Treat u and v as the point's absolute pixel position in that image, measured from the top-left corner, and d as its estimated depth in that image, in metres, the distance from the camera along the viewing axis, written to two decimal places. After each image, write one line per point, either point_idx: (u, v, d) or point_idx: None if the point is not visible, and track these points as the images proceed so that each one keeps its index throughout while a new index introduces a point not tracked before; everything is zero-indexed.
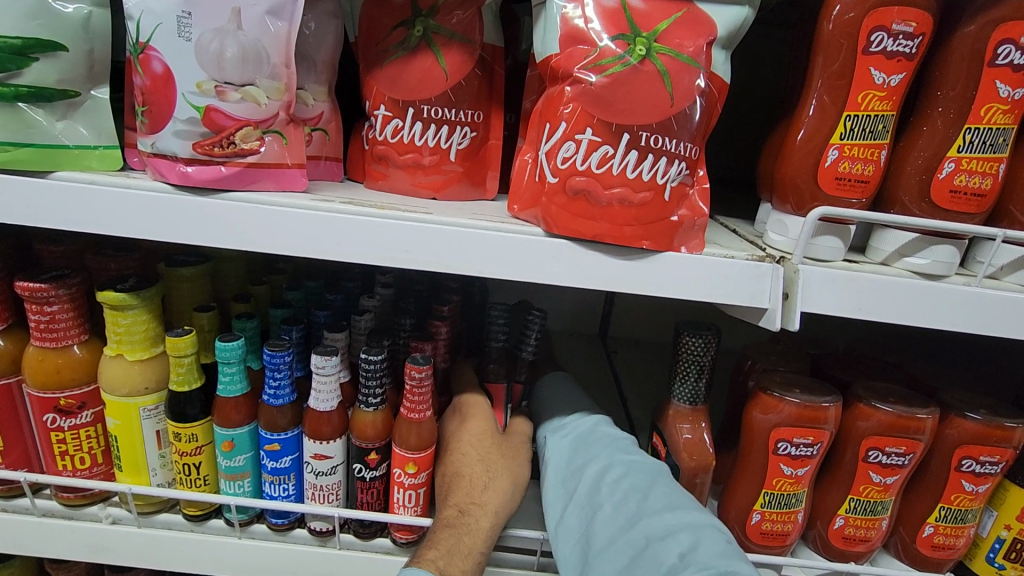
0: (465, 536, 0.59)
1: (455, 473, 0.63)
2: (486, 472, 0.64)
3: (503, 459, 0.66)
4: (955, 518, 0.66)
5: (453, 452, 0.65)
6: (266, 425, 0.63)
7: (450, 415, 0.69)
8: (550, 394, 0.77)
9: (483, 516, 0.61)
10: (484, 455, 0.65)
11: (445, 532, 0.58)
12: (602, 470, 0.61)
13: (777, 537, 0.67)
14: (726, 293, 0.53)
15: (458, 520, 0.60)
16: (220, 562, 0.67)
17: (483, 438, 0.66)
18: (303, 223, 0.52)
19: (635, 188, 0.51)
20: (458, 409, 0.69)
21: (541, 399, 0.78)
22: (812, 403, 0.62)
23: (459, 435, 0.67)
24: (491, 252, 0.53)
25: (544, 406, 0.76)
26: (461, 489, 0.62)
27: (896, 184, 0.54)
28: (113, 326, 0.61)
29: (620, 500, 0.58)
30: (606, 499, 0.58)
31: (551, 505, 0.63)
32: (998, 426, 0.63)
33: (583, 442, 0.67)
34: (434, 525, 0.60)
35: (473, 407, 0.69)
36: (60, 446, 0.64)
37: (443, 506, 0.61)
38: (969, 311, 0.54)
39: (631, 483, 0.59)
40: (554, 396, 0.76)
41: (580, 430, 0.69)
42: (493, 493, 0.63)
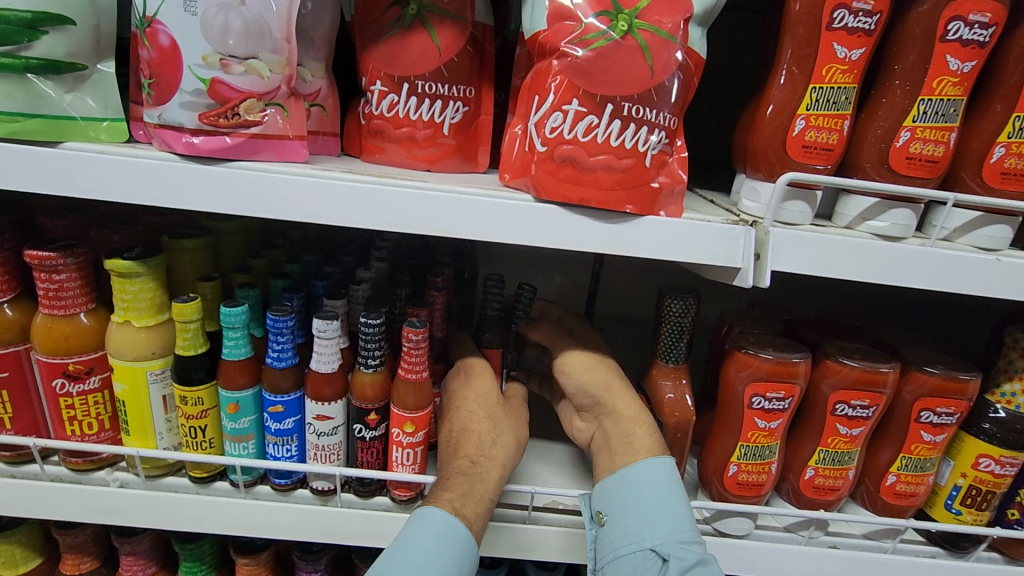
0: (478, 484, 0.63)
1: (463, 428, 0.67)
2: (492, 428, 0.68)
3: (507, 419, 0.70)
4: (916, 467, 0.72)
5: (460, 407, 0.69)
6: (269, 387, 0.66)
7: (454, 374, 0.73)
8: (657, 490, 0.63)
9: (493, 468, 0.65)
10: (490, 413, 0.69)
11: (459, 477, 0.62)
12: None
13: (753, 487, 0.72)
14: (703, 254, 0.57)
15: (471, 469, 0.63)
16: (226, 521, 0.70)
17: (490, 398, 0.70)
18: (306, 190, 0.55)
19: (618, 155, 0.55)
20: (462, 369, 0.73)
21: (643, 493, 0.63)
22: (783, 359, 0.67)
23: (465, 393, 0.70)
24: (485, 217, 0.57)
25: (653, 512, 0.62)
26: (472, 442, 0.65)
27: (858, 152, 0.59)
28: (121, 294, 0.63)
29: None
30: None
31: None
32: (954, 379, 0.68)
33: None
34: (448, 472, 0.63)
35: (478, 368, 0.73)
36: (69, 412, 0.67)
37: (456, 456, 0.64)
38: (924, 269, 0.58)
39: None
40: (666, 507, 0.62)
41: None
42: (500, 448, 0.67)
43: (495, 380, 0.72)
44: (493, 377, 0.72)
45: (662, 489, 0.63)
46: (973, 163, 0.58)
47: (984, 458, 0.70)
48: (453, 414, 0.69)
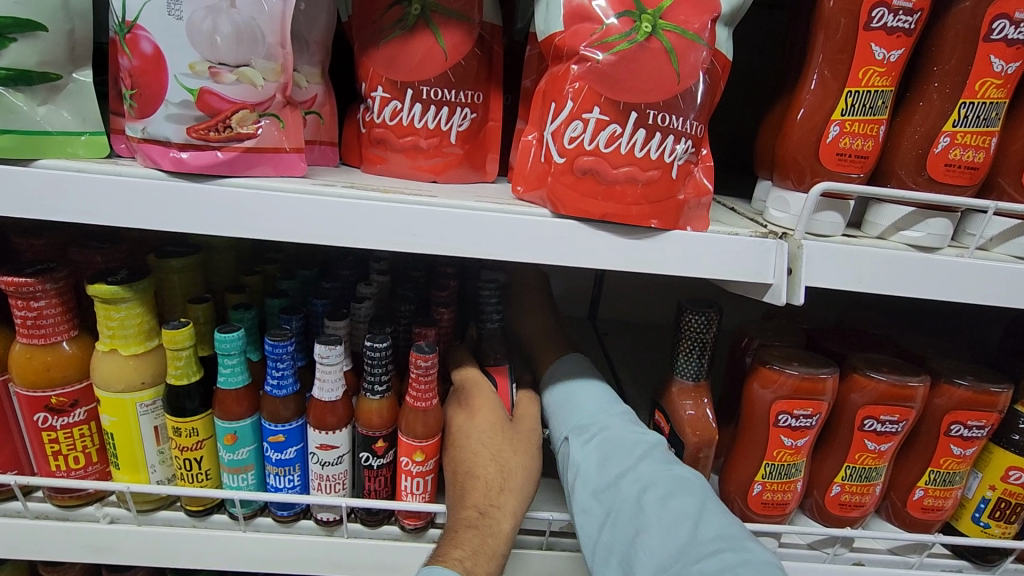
0: (489, 538, 0.58)
1: (469, 472, 0.62)
2: (500, 473, 0.62)
3: (517, 456, 0.64)
4: (944, 481, 0.69)
5: (464, 448, 0.64)
6: (269, 417, 0.62)
7: (455, 405, 0.67)
8: (565, 390, 0.73)
9: (503, 517, 0.60)
10: (497, 455, 0.63)
11: (468, 533, 0.58)
12: (642, 488, 0.58)
13: (777, 506, 0.69)
14: (733, 270, 0.54)
15: (481, 522, 0.59)
16: (225, 556, 0.66)
17: (494, 436, 0.65)
18: (305, 209, 0.51)
19: (643, 166, 0.51)
20: (461, 399, 0.68)
21: (557, 397, 0.73)
22: (810, 374, 0.63)
23: (469, 429, 0.65)
24: (500, 234, 0.53)
25: (563, 406, 0.71)
26: (478, 490, 0.61)
27: (892, 159, 0.55)
28: (106, 320, 0.59)
29: (668, 526, 0.55)
30: (652, 521, 0.56)
31: (585, 518, 0.60)
32: (985, 391, 0.66)
33: (609, 446, 0.63)
34: (456, 525, 0.59)
35: (477, 398, 0.67)
36: (53, 446, 0.62)
37: (464, 505, 0.60)
38: (965, 281, 0.55)
39: (679, 506, 0.56)
40: (573, 398, 0.71)
41: (605, 434, 0.65)
42: (509, 493, 0.62)
43: (500, 412, 0.67)
44: (495, 404, 0.67)
45: (564, 383, 0.74)
46: (1011, 169, 0.55)
47: (1014, 471, 0.68)
48: (456, 452, 0.64)
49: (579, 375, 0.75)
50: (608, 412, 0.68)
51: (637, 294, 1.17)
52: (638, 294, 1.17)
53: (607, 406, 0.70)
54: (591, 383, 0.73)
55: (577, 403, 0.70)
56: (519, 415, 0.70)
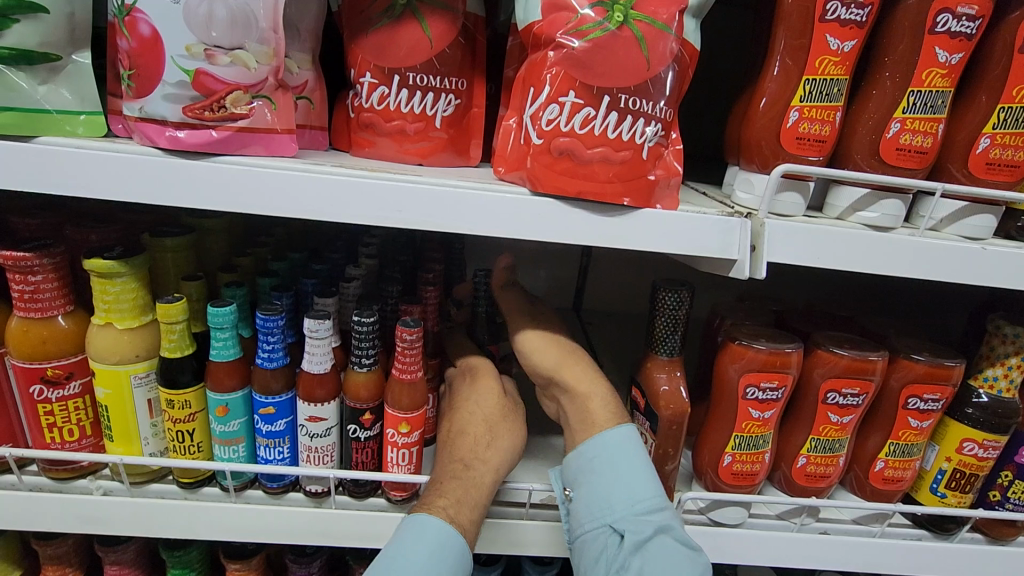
0: (472, 489, 0.61)
1: (459, 429, 0.66)
2: (488, 432, 0.66)
3: (506, 422, 0.68)
4: (903, 452, 0.73)
5: (460, 407, 0.68)
6: (259, 389, 0.64)
7: (462, 376, 0.73)
8: (615, 466, 0.62)
9: (487, 472, 0.63)
10: (487, 417, 0.67)
11: (452, 483, 0.61)
12: None
13: (746, 476, 0.72)
14: (700, 247, 0.57)
15: (465, 473, 0.62)
16: (216, 526, 0.68)
17: (491, 400, 0.68)
18: (296, 186, 0.54)
19: (616, 147, 0.55)
20: (468, 370, 0.73)
21: (602, 458, 0.63)
22: (776, 349, 0.67)
23: (469, 393, 0.69)
24: (481, 211, 0.56)
25: (614, 482, 0.61)
26: (466, 445, 0.64)
27: (849, 144, 0.59)
28: (101, 294, 0.61)
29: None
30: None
31: None
32: (940, 365, 0.70)
33: (667, 558, 0.58)
34: (442, 475, 0.62)
35: (482, 370, 0.72)
36: (48, 418, 0.64)
37: (450, 459, 0.63)
38: (916, 259, 0.59)
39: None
40: (625, 476, 0.61)
41: (659, 548, 0.59)
42: (495, 453, 0.65)
43: (499, 382, 0.70)
44: (496, 376, 0.71)
45: (618, 452, 0.63)
46: (959, 155, 0.59)
47: (968, 442, 0.72)
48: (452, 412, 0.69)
49: (631, 446, 0.63)
50: (659, 513, 0.61)
51: (620, 285, 1.21)
52: (620, 284, 1.21)
53: (658, 498, 0.61)
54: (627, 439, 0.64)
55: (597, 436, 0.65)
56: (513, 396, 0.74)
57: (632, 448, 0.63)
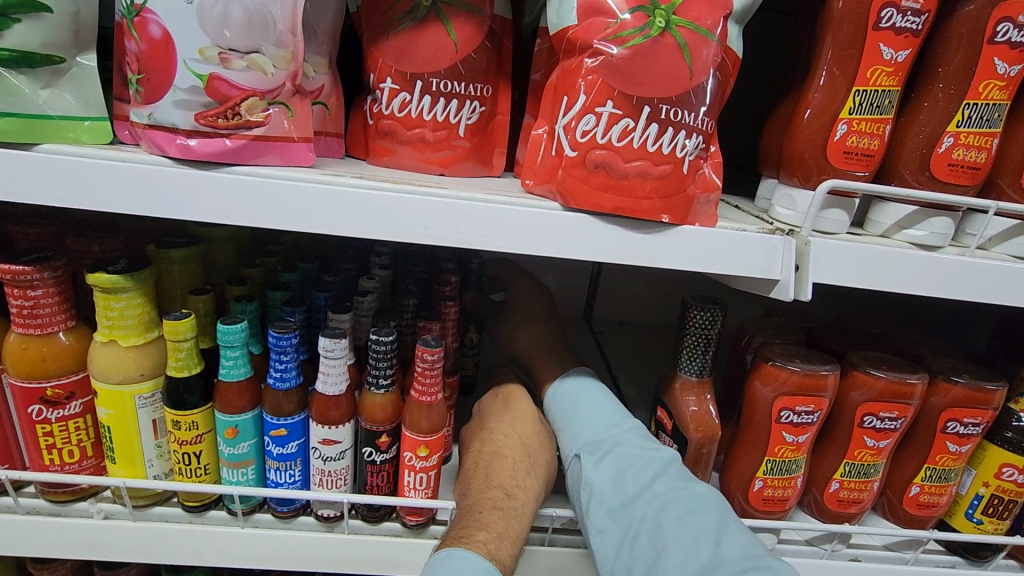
0: (514, 521, 0.59)
1: (496, 454, 0.65)
2: (526, 456, 0.66)
3: (543, 448, 0.68)
4: (940, 478, 0.70)
5: (497, 428, 0.69)
6: (270, 410, 0.61)
7: (493, 399, 0.75)
8: (571, 404, 0.70)
9: (527, 500, 0.62)
10: (524, 441, 0.67)
11: (495, 515, 0.58)
12: (659, 506, 0.57)
13: (777, 502, 0.69)
14: (741, 266, 0.54)
15: (505, 503, 0.60)
16: (223, 553, 0.65)
17: (522, 423, 0.70)
18: (315, 200, 0.50)
19: (655, 160, 0.51)
20: (501, 394, 0.75)
21: (561, 410, 0.71)
22: (812, 371, 0.64)
23: (501, 416, 0.71)
24: (510, 227, 0.52)
25: (572, 421, 0.68)
26: (504, 471, 0.63)
27: (897, 158, 0.56)
28: (104, 311, 0.57)
29: (689, 545, 0.54)
30: (672, 542, 0.54)
31: (601, 541, 0.58)
32: (980, 389, 0.67)
33: (623, 463, 0.61)
34: (481, 506, 0.59)
35: (514, 393, 0.74)
36: (47, 439, 0.61)
37: (489, 485, 0.62)
38: (967, 280, 0.56)
39: (699, 524, 0.55)
40: (577, 406, 0.69)
41: (618, 450, 0.63)
42: (535, 479, 0.64)
43: (532, 407, 0.72)
44: (531, 403, 0.73)
45: (569, 398, 0.71)
46: (1011, 170, 0.56)
47: (1008, 467, 0.69)
48: (486, 433, 0.69)
49: (588, 389, 0.71)
50: (616, 428, 0.65)
51: (635, 295, 1.19)
52: (636, 295, 1.19)
53: (615, 419, 0.67)
54: (586, 384, 0.72)
55: (551, 388, 0.74)
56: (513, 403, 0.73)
57: (585, 386, 0.72)
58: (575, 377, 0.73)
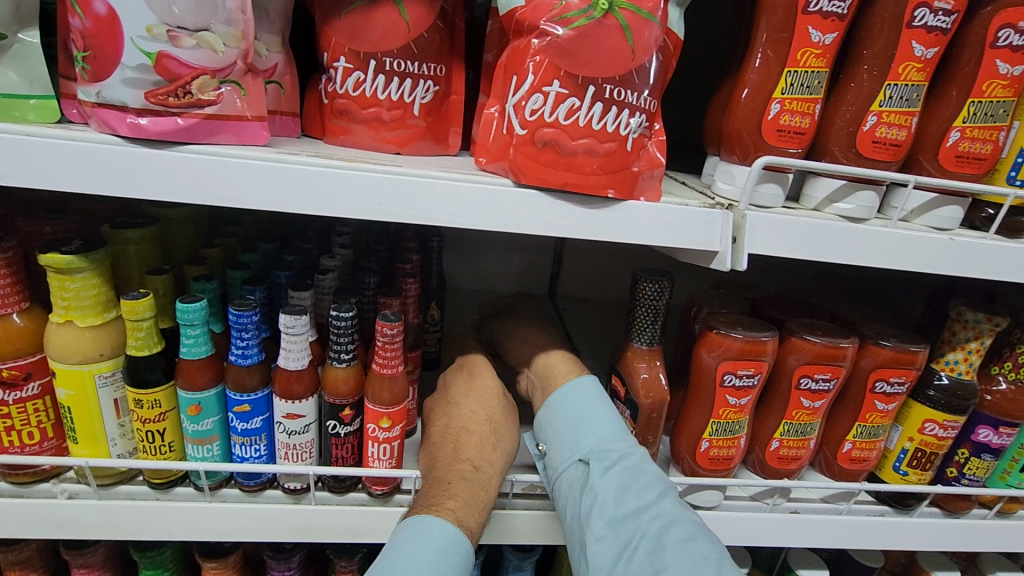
0: (479, 491, 0.63)
1: (463, 428, 0.68)
2: (491, 432, 0.69)
3: (507, 423, 0.72)
4: (869, 434, 0.76)
5: (464, 405, 0.72)
6: (233, 386, 0.62)
7: (456, 373, 0.77)
8: (580, 402, 0.68)
9: (492, 474, 0.66)
10: (490, 416, 0.71)
11: (462, 485, 0.62)
12: (663, 526, 0.58)
13: (723, 460, 0.74)
14: (684, 239, 0.57)
15: (473, 475, 0.64)
16: (192, 526, 0.66)
17: (489, 399, 0.73)
18: (270, 177, 0.51)
19: (600, 138, 0.54)
20: (464, 369, 0.78)
21: (561, 415, 0.69)
22: (753, 338, 0.68)
23: (467, 390, 0.74)
24: (464, 203, 0.54)
25: (579, 423, 0.67)
26: (473, 446, 0.66)
27: (827, 136, 0.60)
28: (59, 291, 0.57)
29: (691, 568, 0.55)
30: (675, 563, 0.55)
31: (599, 550, 0.58)
32: (905, 350, 0.72)
33: (630, 478, 0.62)
34: (451, 476, 0.63)
35: (478, 368, 0.77)
36: (5, 422, 0.61)
37: (457, 459, 0.65)
38: (889, 250, 0.60)
39: (702, 552, 0.56)
40: (584, 408, 0.68)
41: (626, 464, 0.63)
42: (499, 453, 0.68)
43: (496, 382, 0.76)
44: (494, 376, 0.76)
45: (576, 398, 0.69)
46: (930, 147, 0.61)
47: (929, 423, 0.75)
48: (453, 408, 0.72)
49: (596, 391, 0.70)
50: (623, 440, 0.66)
51: (595, 272, 1.23)
52: (596, 272, 1.23)
53: (623, 429, 0.67)
54: (589, 380, 0.71)
55: (561, 385, 0.71)
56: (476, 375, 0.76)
57: (591, 385, 0.70)
58: (585, 383, 0.70)
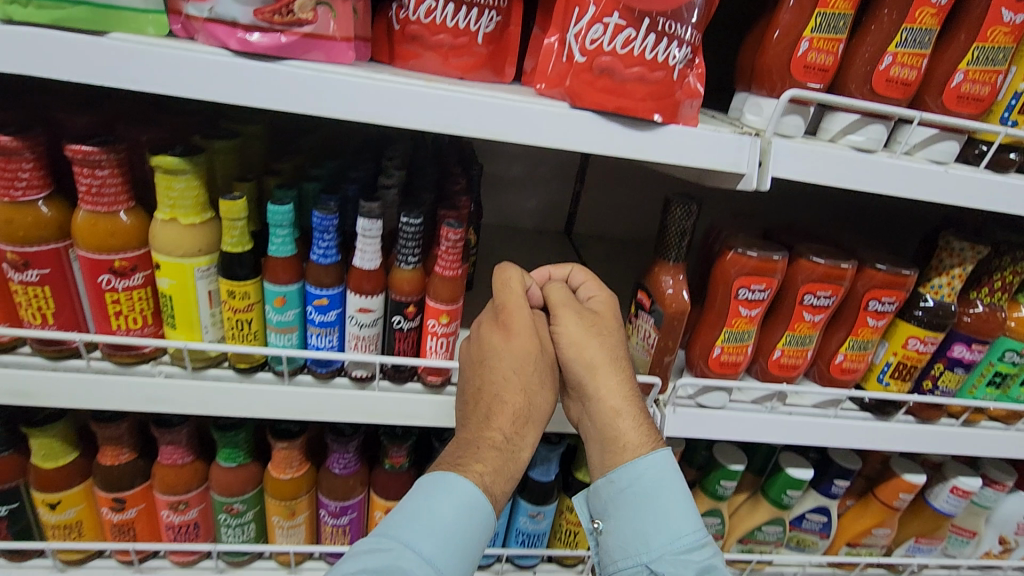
0: (508, 460, 0.68)
1: (498, 395, 0.70)
2: (528, 401, 0.71)
3: (542, 390, 0.73)
4: (860, 347, 0.86)
5: (500, 369, 0.71)
6: (313, 282, 0.71)
7: (491, 324, 0.75)
8: (651, 483, 0.73)
9: (522, 445, 0.69)
10: (525, 385, 0.71)
11: (490, 453, 0.67)
12: None
13: (732, 365, 0.85)
14: (716, 161, 0.66)
15: (503, 445, 0.68)
16: (272, 407, 0.76)
17: (524, 361, 0.72)
18: (362, 92, 0.59)
19: (651, 67, 0.61)
20: (498, 321, 0.74)
21: (629, 499, 0.74)
22: (766, 256, 0.78)
23: (505, 347, 0.72)
24: (528, 122, 0.62)
25: (651, 512, 0.73)
26: (506, 415, 0.69)
27: (846, 74, 0.68)
28: (166, 190, 0.65)
29: None
30: None
31: None
32: (898, 274, 0.82)
33: None
34: (480, 442, 0.68)
35: (513, 321, 0.73)
36: (115, 306, 0.69)
37: (490, 426, 0.68)
38: (894, 178, 0.69)
39: None
40: (654, 519, 0.73)
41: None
42: (531, 427, 0.71)
43: (534, 341, 0.73)
44: (530, 334, 0.73)
45: (648, 481, 0.73)
46: (936, 89, 0.69)
47: (913, 339, 0.86)
48: (486, 370, 0.71)
49: (668, 473, 0.73)
50: (694, 536, 0.72)
51: (613, 211, 1.31)
52: (613, 211, 1.31)
53: (691, 521, 0.72)
54: (663, 464, 0.73)
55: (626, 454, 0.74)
56: (510, 326, 0.73)
57: (662, 471, 0.73)
58: (654, 461, 0.73)
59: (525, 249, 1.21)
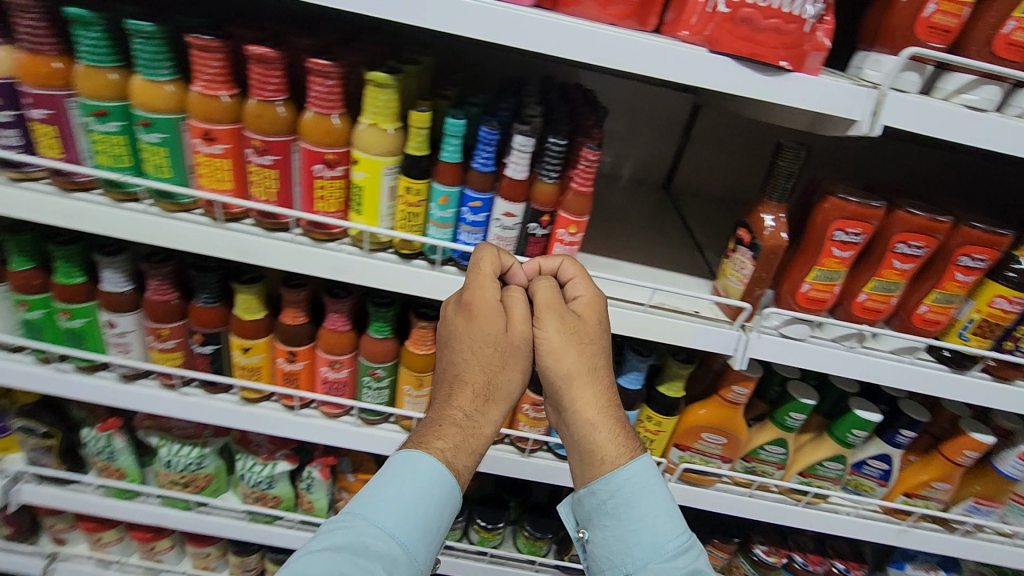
0: (468, 437, 0.81)
1: (458, 375, 0.83)
2: (488, 378, 0.83)
3: (505, 369, 0.83)
4: (945, 300, 0.93)
5: (466, 348, 0.83)
6: (472, 186, 0.87)
7: (459, 306, 0.85)
8: (636, 494, 0.83)
9: (484, 424, 0.82)
10: (484, 365, 0.82)
11: (450, 430, 0.80)
12: None
13: (818, 302, 0.94)
14: (833, 108, 0.75)
15: (464, 422, 0.81)
16: (425, 287, 0.94)
17: (484, 346, 0.82)
18: (541, 27, 0.72)
19: (786, 19, 0.71)
20: (464, 304, 0.84)
21: (610, 508, 0.84)
22: (866, 203, 0.87)
23: (468, 328, 0.83)
24: (672, 62, 0.74)
25: (634, 521, 0.83)
26: (465, 395, 0.82)
27: (968, 36, 0.75)
28: (373, 100, 0.83)
29: None
30: None
31: None
32: (994, 233, 0.88)
33: None
34: (444, 421, 0.81)
35: (477, 306, 0.83)
36: (321, 191, 0.89)
37: (451, 406, 0.82)
38: (1001, 136, 0.75)
39: None
40: (634, 528, 0.83)
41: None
42: (491, 405, 0.82)
43: (497, 324, 0.83)
44: (495, 317, 0.83)
45: (625, 493, 0.83)
46: None
47: (999, 298, 0.92)
48: (453, 352, 0.84)
49: (642, 484, 0.83)
50: (673, 546, 0.80)
51: (714, 168, 1.40)
52: (715, 168, 1.40)
53: (669, 534, 0.81)
54: (638, 474, 0.83)
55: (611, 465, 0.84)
56: (467, 301, 0.83)
57: (638, 477, 0.83)
58: (623, 476, 0.83)
59: (626, 199, 1.35)
